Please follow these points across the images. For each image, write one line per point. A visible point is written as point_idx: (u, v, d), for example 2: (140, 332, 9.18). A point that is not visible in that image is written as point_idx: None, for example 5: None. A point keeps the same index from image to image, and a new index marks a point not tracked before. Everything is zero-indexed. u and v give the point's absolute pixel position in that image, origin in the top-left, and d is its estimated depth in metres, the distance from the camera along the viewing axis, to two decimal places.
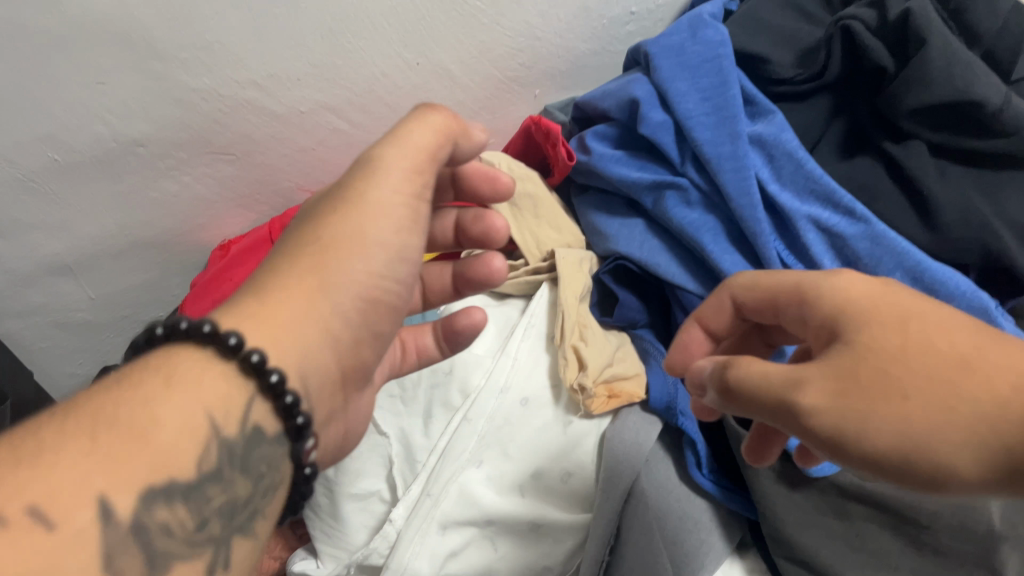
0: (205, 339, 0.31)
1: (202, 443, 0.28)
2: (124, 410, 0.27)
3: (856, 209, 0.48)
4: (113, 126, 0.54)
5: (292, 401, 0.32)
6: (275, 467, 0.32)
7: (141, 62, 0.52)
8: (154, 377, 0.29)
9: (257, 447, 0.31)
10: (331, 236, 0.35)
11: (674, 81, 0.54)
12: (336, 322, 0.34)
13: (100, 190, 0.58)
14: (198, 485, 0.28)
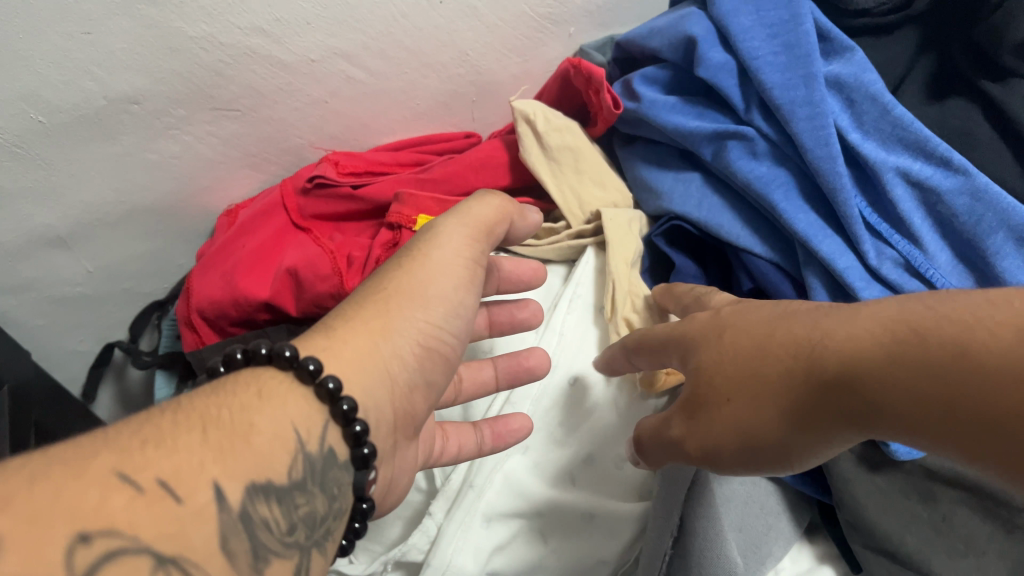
0: (286, 364, 0.32)
1: (287, 455, 0.30)
2: (221, 413, 0.29)
3: (953, 159, 0.42)
4: (102, 81, 0.48)
5: (360, 430, 0.33)
6: (340, 493, 0.32)
7: (130, 7, 0.45)
8: (243, 392, 0.31)
9: (329, 470, 0.32)
10: (398, 287, 0.38)
11: (736, 17, 0.48)
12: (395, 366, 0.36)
13: (92, 153, 0.52)
14: (287, 491, 0.29)
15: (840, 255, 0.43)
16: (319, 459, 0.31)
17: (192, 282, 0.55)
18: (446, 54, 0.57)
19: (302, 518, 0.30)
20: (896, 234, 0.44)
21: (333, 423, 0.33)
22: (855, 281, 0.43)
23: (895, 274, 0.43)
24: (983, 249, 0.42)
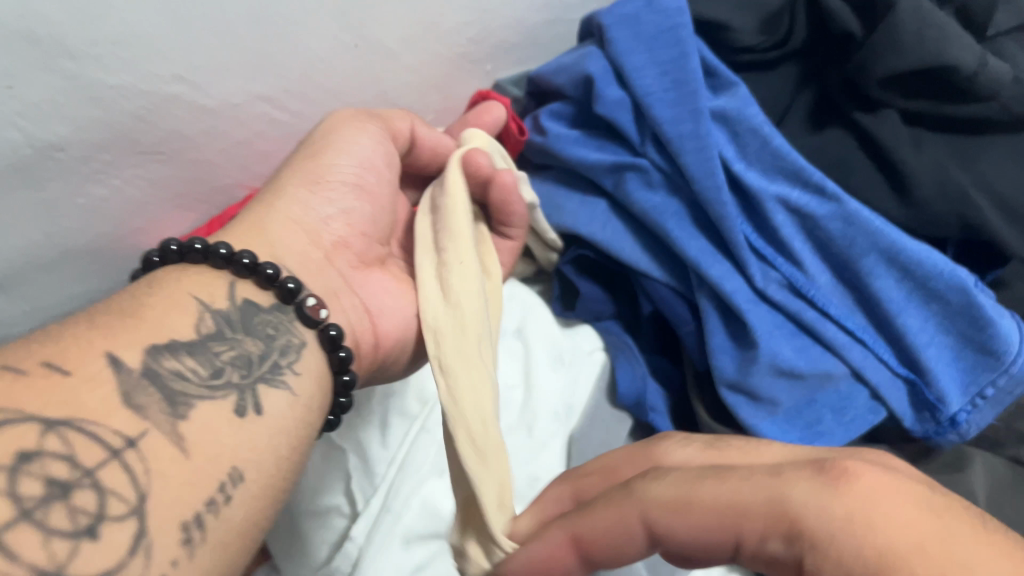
0: (200, 258, 0.38)
1: (182, 365, 0.33)
2: (125, 303, 0.35)
3: (827, 187, 0.45)
4: (27, 132, 0.49)
5: (295, 287, 0.39)
6: (285, 330, 0.38)
7: (51, 62, 0.47)
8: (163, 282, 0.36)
9: (251, 316, 0.38)
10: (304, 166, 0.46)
11: (630, 54, 0.50)
12: (311, 216, 0.45)
13: (20, 201, 0.53)
14: (201, 345, 0.34)
15: (728, 278, 0.47)
16: (235, 314, 0.37)
17: None
18: (366, 94, 0.60)
19: (229, 362, 0.35)
20: (779, 257, 0.47)
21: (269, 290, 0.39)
22: (742, 302, 0.46)
23: (780, 294, 0.47)
24: (859, 269, 0.45)
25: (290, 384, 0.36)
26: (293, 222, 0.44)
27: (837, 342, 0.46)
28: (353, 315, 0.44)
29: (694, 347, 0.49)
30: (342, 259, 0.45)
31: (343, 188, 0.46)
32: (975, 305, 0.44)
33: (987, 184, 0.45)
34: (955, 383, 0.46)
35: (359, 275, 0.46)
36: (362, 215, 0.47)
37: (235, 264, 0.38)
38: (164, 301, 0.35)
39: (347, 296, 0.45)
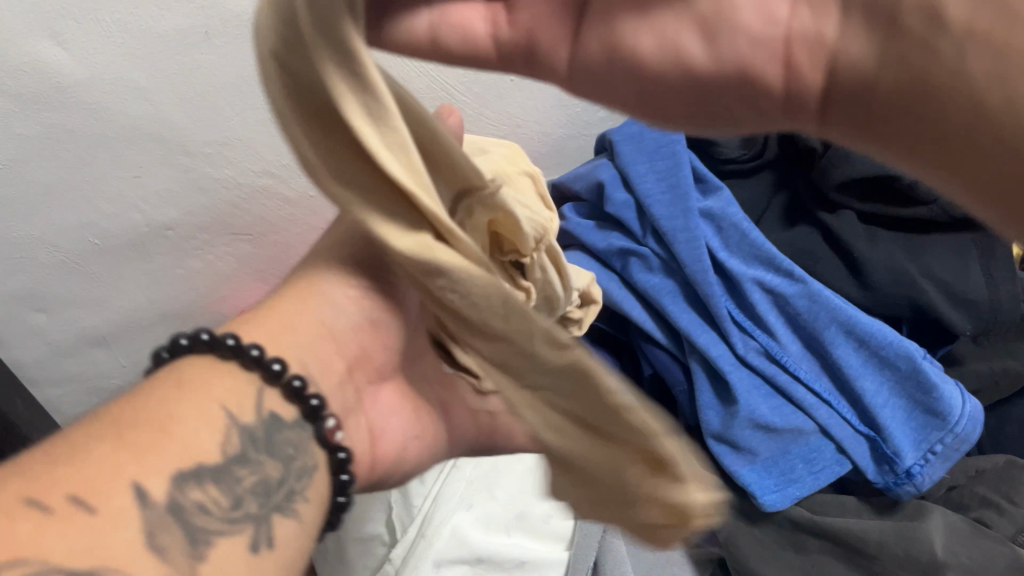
0: (206, 348, 0.35)
1: (218, 432, 0.31)
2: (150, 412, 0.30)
3: (795, 272, 0.55)
4: (146, 213, 0.63)
5: (232, 343, 0.35)
6: (302, 450, 0.34)
7: (172, 157, 0.60)
8: (193, 381, 0.33)
9: (276, 432, 0.33)
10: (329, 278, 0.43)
11: (634, 164, 0.61)
12: (327, 313, 0.41)
13: (133, 269, 0.66)
14: (225, 470, 0.30)
15: (713, 345, 0.56)
16: (259, 428, 0.33)
17: None
18: None
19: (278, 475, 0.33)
20: (757, 329, 0.57)
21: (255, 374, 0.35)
22: (725, 365, 0.55)
23: (758, 360, 0.56)
24: (822, 340, 0.55)
25: (299, 511, 0.32)
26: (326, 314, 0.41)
27: (805, 402, 0.55)
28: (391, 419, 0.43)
29: (687, 403, 0.59)
30: (362, 376, 0.42)
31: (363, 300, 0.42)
32: (920, 371, 0.53)
33: (934, 273, 0.54)
34: (909, 441, 0.54)
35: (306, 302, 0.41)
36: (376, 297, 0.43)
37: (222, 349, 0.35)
38: (190, 401, 0.31)
39: (356, 419, 0.40)
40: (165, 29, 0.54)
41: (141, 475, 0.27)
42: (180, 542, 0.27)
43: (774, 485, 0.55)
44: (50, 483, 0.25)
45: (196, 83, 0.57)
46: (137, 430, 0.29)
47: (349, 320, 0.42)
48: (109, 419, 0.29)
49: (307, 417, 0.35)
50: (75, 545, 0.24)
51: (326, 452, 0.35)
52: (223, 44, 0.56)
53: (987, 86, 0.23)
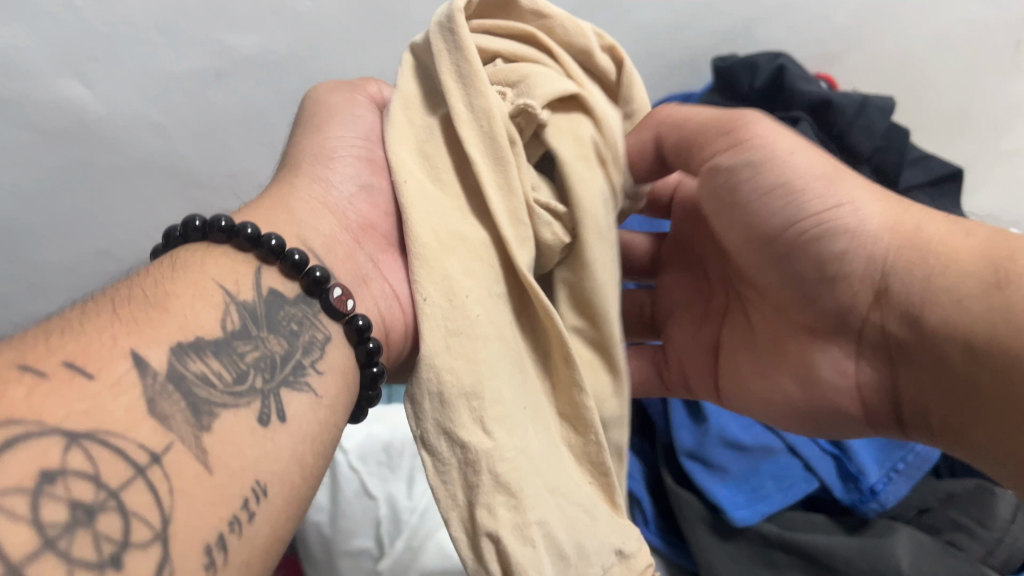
0: (223, 236, 0.33)
1: (216, 309, 0.30)
2: (138, 291, 0.29)
3: None
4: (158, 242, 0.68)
5: (278, 243, 0.33)
6: (309, 324, 0.33)
7: (184, 188, 0.65)
8: (189, 264, 0.32)
9: (275, 308, 0.32)
10: (315, 142, 0.42)
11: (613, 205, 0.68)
12: (327, 192, 0.39)
13: None
14: (225, 343, 0.29)
15: None
16: (260, 306, 0.31)
17: None
18: None
19: (253, 364, 0.30)
20: None
21: (294, 278, 0.34)
22: None
23: None
24: None
25: (313, 385, 0.31)
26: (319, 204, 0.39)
27: None
28: (381, 304, 0.37)
29: (662, 424, 0.63)
30: (372, 245, 0.39)
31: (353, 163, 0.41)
32: None
33: None
34: (872, 462, 0.59)
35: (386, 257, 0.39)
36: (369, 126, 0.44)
37: (241, 236, 0.33)
38: (186, 281, 0.30)
39: (376, 283, 0.38)
40: (179, 71, 0.58)
41: (141, 345, 0.26)
42: (182, 413, 0.26)
43: (744, 501, 0.57)
44: (45, 352, 0.24)
45: (206, 120, 0.62)
46: (134, 307, 0.28)
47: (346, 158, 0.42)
48: (110, 300, 0.28)
49: (311, 289, 0.33)
50: (72, 406, 0.23)
51: (340, 321, 0.34)
52: (235, 83, 0.60)
53: (969, 330, 0.34)
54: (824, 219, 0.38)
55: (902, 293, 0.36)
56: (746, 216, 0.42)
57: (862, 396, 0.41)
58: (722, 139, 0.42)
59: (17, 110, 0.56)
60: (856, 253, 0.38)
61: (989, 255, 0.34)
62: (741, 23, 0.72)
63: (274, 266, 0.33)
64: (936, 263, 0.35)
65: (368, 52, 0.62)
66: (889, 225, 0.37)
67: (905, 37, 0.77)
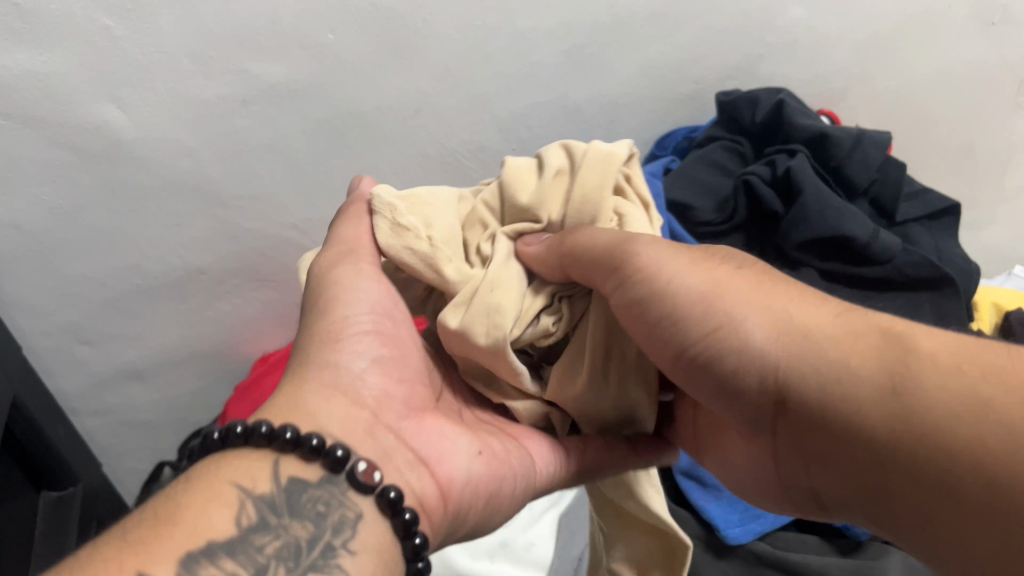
0: (241, 440, 0.37)
1: (230, 509, 0.34)
2: (159, 526, 0.32)
3: None
4: (184, 258, 0.72)
5: (292, 435, 0.37)
6: (337, 502, 0.37)
7: (210, 209, 0.69)
8: (206, 472, 0.36)
9: (297, 494, 0.36)
10: (320, 325, 0.44)
11: None
12: (354, 400, 0.42)
13: (169, 308, 0.75)
14: (241, 542, 0.33)
15: None
16: (278, 496, 0.35)
17: (231, 409, 0.75)
18: None
19: (273, 554, 0.33)
20: None
21: (315, 461, 0.37)
22: None
23: None
24: None
25: (344, 566, 0.34)
26: (328, 394, 0.41)
27: None
28: (410, 474, 0.41)
29: None
30: (392, 415, 0.43)
31: (366, 338, 0.44)
32: None
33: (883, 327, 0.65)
34: None
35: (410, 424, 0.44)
36: (390, 360, 0.45)
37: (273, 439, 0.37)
38: (204, 491, 0.34)
39: (400, 451, 0.42)
40: (208, 97, 0.62)
41: (150, 563, 0.30)
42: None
43: (738, 519, 0.59)
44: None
45: (232, 143, 0.65)
46: (146, 530, 0.32)
47: (371, 386, 0.43)
48: (122, 528, 0.32)
49: (333, 468, 0.37)
50: None
51: (370, 492, 0.38)
52: (259, 109, 0.64)
53: (873, 431, 0.33)
54: (703, 343, 0.39)
55: (800, 416, 0.37)
56: (643, 337, 0.42)
57: (783, 488, 0.43)
58: (630, 275, 0.41)
59: (58, 131, 0.60)
60: (742, 357, 0.38)
61: (883, 360, 0.34)
62: (744, 60, 0.75)
63: (292, 454, 0.37)
64: (834, 376, 0.35)
65: (386, 81, 0.65)
66: (773, 345, 0.37)
67: (905, 74, 0.79)
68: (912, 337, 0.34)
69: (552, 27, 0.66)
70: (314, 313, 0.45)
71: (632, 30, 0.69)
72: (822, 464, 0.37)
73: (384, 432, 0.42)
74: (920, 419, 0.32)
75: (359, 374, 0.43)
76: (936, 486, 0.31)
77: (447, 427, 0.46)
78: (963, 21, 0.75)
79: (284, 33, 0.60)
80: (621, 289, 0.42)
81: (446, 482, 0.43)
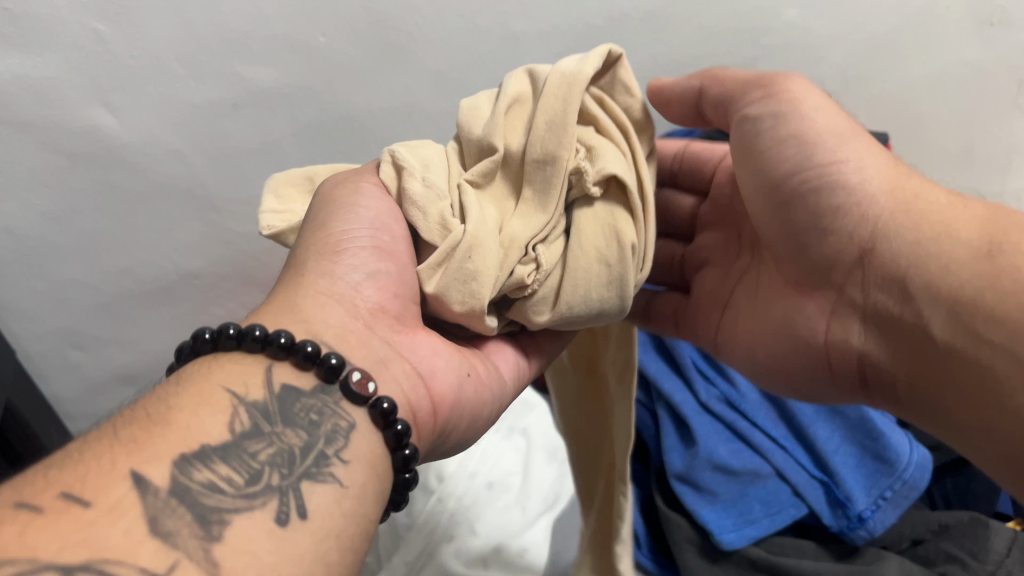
0: (234, 343, 0.35)
1: (223, 414, 0.31)
2: (141, 426, 0.30)
3: None
4: (176, 262, 0.71)
5: (286, 340, 0.34)
6: (330, 413, 0.34)
7: (202, 213, 0.69)
8: (197, 376, 0.34)
9: (290, 403, 0.33)
10: (317, 238, 0.42)
11: None
12: (345, 312, 0.39)
13: (162, 312, 0.75)
14: (234, 447, 0.30)
15: (677, 393, 0.65)
16: (271, 403, 0.33)
17: None
18: None
19: (268, 462, 0.31)
20: (718, 379, 0.66)
21: (310, 370, 0.35)
22: (688, 410, 0.64)
23: (719, 407, 0.64)
24: None
25: (337, 475, 0.32)
26: (323, 300, 0.39)
27: (764, 446, 0.62)
28: (406, 384, 0.39)
29: (654, 447, 0.66)
30: (383, 326, 0.40)
31: (363, 251, 0.41)
32: (867, 420, 0.62)
33: None
34: (861, 488, 0.60)
35: (404, 338, 0.41)
36: (392, 276, 0.41)
37: (271, 345, 0.34)
38: (192, 392, 0.32)
39: (395, 364, 0.39)
40: (198, 101, 0.61)
41: (140, 463, 0.28)
42: (188, 527, 0.27)
43: (732, 525, 0.59)
44: (43, 487, 0.26)
45: (224, 147, 0.65)
46: (137, 428, 0.30)
47: (368, 296, 0.40)
48: (116, 424, 0.30)
49: (328, 378, 0.35)
50: (65, 540, 0.24)
51: (363, 406, 0.35)
52: (250, 112, 0.64)
53: (962, 287, 0.40)
54: (825, 171, 0.46)
55: (887, 256, 0.44)
56: (760, 168, 0.49)
57: (828, 352, 0.50)
58: (759, 89, 0.49)
59: (48, 136, 0.60)
60: (853, 201, 0.45)
61: (985, 224, 0.42)
62: (740, 61, 0.74)
63: (290, 360, 0.35)
64: (933, 230, 0.43)
65: (378, 83, 0.65)
66: (885, 198, 0.45)
67: (902, 75, 0.78)
68: (939, 209, 0.44)
69: (545, 29, 0.66)
70: (315, 227, 0.43)
71: (626, 31, 0.68)
72: (900, 316, 0.44)
73: (378, 342, 0.39)
74: (954, 232, 0.42)
75: (354, 286, 0.40)
76: (958, 302, 0.40)
77: (443, 344, 0.43)
78: (961, 22, 0.75)
79: (275, 36, 0.60)
80: (711, 109, 0.53)
81: (440, 398, 0.40)
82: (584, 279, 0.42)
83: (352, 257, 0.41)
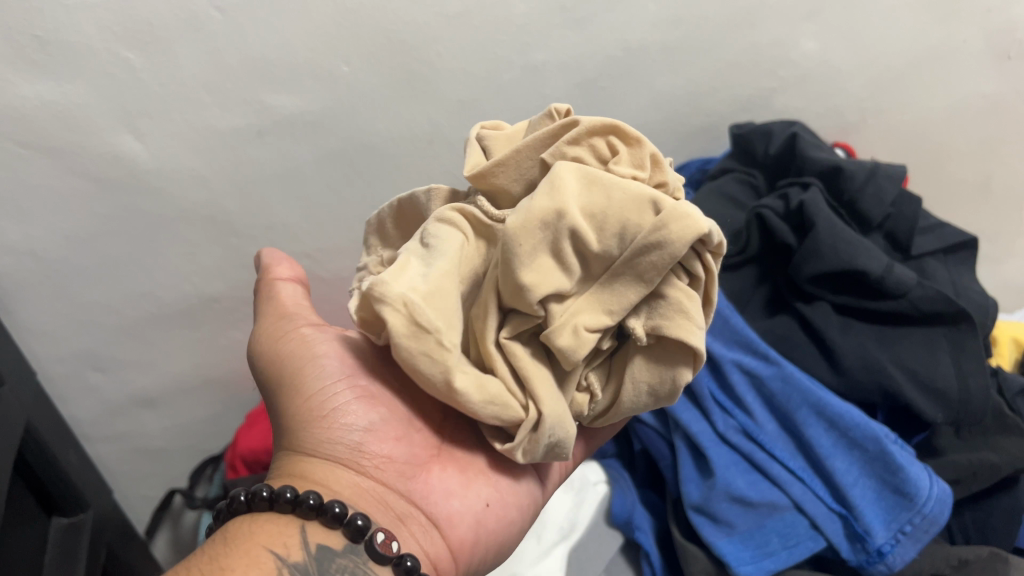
0: (266, 503, 0.42)
1: None
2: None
3: (770, 355, 0.65)
4: (197, 286, 0.72)
5: (292, 496, 0.41)
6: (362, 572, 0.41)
7: (224, 238, 0.70)
8: (242, 536, 0.41)
9: (326, 561, 0.40)
10: (302, 408, 0.47)
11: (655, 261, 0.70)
12: (354, 475, 0.45)
13: (181, 334, 0.76)
14: None
15: (694, 422, 0.64)
16: (311, 564, 0.40)
17: (239, 437, 0.78)
18: None
19: None
20: (735, 409, 0.66)
21: (338, 528, 0.42)
22: (705, 441, 0.63)
23: (736, 438, 0.64)
24: (797, 419, 0.63)
25: None
26: (331, 465, 0.45)
27: (781, 478, 0.62)
28: (424, 539, 0.45)
29: (671, 478, 0.66)
30: (394, 475, 0.46)
31: (355, 408, 0.46)
32: (886, 452, 0.60)
33: (903, 361, 0.64)
34: (881, 522, 0.59)
35: (418, 483, 0.47)
36: (383, 421, 0.47)
37: (302, 507, 0.41)
38: (242, 556, 0.39)
39: (416, 523, 0.46)
40: (223, 128, 0.62)
41: None
42: None
43: (749, 557, 0.60)
44: None
45: (248, 173, 0.66)
46: None
47: (378, 454, 0.46)
48: None
49: (355, 537, 0.41)
50: None
51: (389, 563, 0.42)
52: (274, 140, 0.65)
53: None
54: None
55: None
56: None
57: None
58: None
59: (76, 161, 0.60)
60: None
61: None
62: (758, 92, 0.75)
63: (315, 519, 0.42)
64: None
65: (398, 112, 0.66)
66: None
67: (918, 108, 0.79)
68: None
69: (564, 60, 0.67)
70: (292, 387, 0.48)
71: (644, 62, 0.69)
72: None
73: (394, 500, 0.46)
74: None
75: (360, 444, 0.46)
76: None
77: (455, 481, 0.48)
78: (979, 56, 0.75)
79: (301, 66, 0.61)
80: None
81: (457, 543, 0.47)
82: (632, 406, 0.42)
83: (343, 423, 0.46)
